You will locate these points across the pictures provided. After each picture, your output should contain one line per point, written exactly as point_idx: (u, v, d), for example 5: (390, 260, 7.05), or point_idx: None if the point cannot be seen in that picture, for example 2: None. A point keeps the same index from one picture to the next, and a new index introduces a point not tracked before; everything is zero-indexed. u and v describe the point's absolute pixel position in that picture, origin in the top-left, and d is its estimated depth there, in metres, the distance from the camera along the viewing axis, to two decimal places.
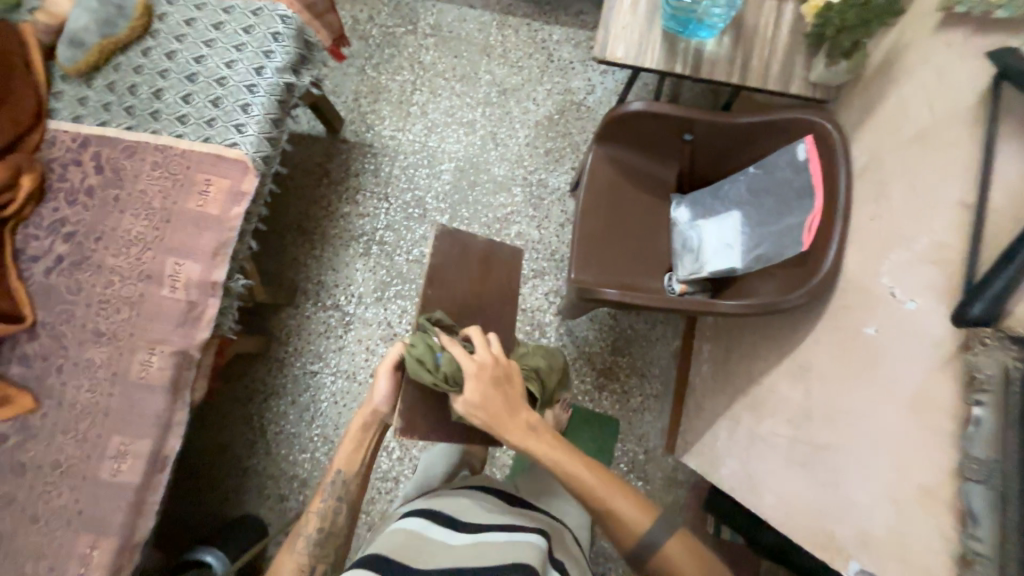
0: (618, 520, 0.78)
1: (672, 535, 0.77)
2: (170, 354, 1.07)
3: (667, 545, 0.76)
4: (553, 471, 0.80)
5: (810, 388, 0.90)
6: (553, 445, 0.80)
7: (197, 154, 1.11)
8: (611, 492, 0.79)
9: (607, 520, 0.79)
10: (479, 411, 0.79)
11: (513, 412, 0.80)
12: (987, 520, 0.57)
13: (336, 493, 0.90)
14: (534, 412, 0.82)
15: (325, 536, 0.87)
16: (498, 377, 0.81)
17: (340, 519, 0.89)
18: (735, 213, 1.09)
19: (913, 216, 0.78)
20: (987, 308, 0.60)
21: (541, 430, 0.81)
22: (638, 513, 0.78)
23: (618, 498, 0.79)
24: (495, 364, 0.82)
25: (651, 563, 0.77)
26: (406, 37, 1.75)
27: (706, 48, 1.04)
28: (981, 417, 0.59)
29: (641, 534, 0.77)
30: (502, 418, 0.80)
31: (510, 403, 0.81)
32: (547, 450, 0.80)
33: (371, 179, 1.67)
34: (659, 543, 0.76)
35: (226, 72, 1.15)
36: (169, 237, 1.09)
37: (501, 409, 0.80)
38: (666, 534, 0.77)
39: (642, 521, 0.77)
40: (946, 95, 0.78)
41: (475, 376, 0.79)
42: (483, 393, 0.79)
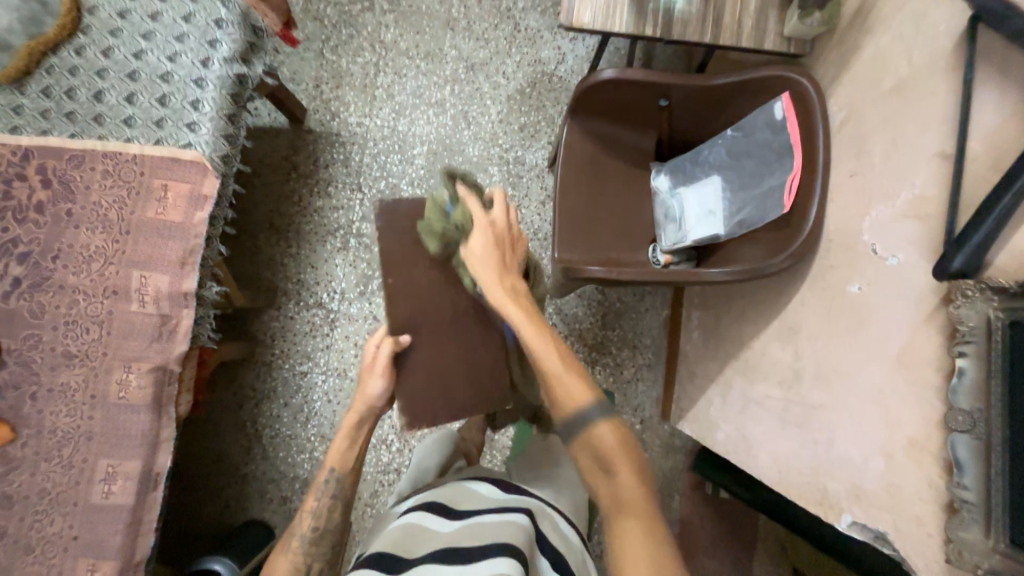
0: (596, 438, 0.73)
1: (604, 417, 0.74)
2: (148, 371, 1.03)
3: (597, 422, 0.74)
4: (522, 318, 0.82)
5: (798, 349, 0.91)
6: (530, 309, 0.84)
7: (150, 158, 1.04)
8: (567, 367, 0.79)
9: (554, 395, 0.78)
10: (478, 258, 0.86)
11: (502, 273, 0.86)
12: (973, 468, 0.58)
13: (331, 492, 0.89)
14: (524, 291, 0.87)
15: (320, 533, 0.86)
16: (505, 235, 0.89)
17: (335, 514, 0.88)
18: (716, 178, 1.08)
19: (893, 170, 0.77)
20: (968, 260, 0.59)
21: (524, 299, 0.85)
22: (581, 389, 0.77)
23: (601, 428, 0.74)
24: (507, 230, 0.90)
25: (583, 436, 0.74)
26: (363, 15, 1.65)
27: (676, 7, 1.00)
28: (966, 368, 0.59)
29: (579, 407, 0.75)
30: (495, 266, 0.86)
31: (505, 263, 0.87)
32: (520, 314, 0.82)
33: (342, 170, 1.60)
34: (594, 420, 0.74)
35: (170, 67, 1.07)
36: (132, 250, 1.04)
37: (495, 269, 0.86)
38: (598, 412, 0.74)
39: (584, 393, 0.76)
40: (923, 41, 0.76)
41: (485, 226, 0.87)
42: (482, 232, 0.87)
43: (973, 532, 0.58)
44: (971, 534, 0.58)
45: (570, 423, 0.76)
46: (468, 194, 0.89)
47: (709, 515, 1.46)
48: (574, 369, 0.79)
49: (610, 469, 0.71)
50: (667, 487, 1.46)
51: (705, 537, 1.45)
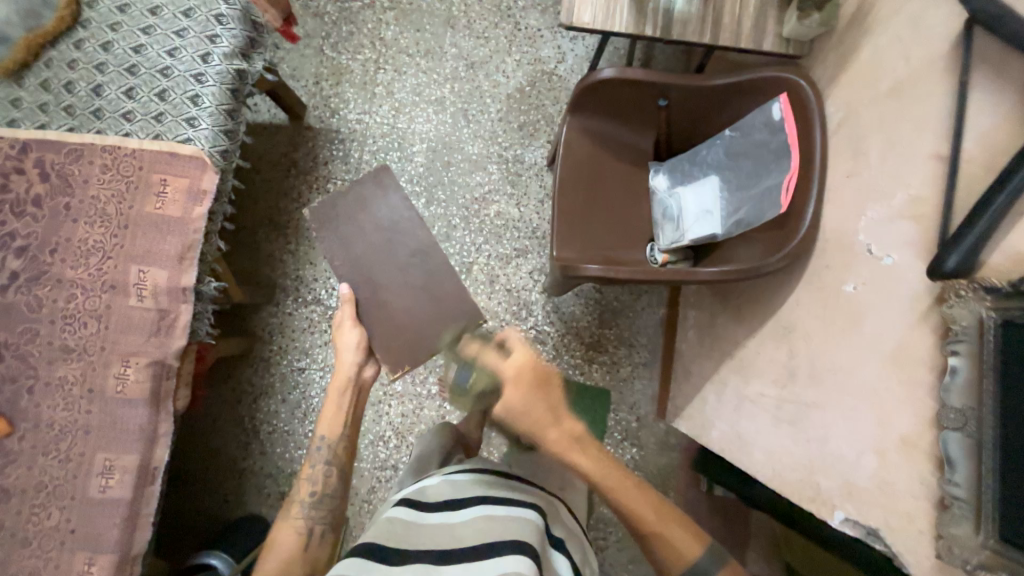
0: (665, 535, 0.82)
1: (721, 567, 0.81)
2: (146, 365, 1.03)
3: (717, 569, 0.80)
4: (591, 468, 0.86)
5: (794, 348, 0.92)
6: (606, 466, 0.87)
7: (150, 152, 1.05)
8: (644, 504, 0.84)
9: (665, 548, 0.82)
10: (527, 417, 0.89)
11: (557, 418, 0.89)
12: (964, 465, 0.59)
13: (324, 459, 0.97)
14: (580, 426, 0.91)
15: (318, 498, 0.92)
16: (537, 374, 0.91)
17: (329, 481, 0.95)
18: (714, 178, 1.09)
19: (889, 172, 0.78)
20: (962, 260, 0.59)
21: (603, 453, 0.89)
22: (681, 536, 0.83)
23: (673, 527, 0.83)
24: (535, 364, 0.92)
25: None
26: (364, 12, 1.65)
27: (676, 8, 1.00)
28: (958, 366, 0.60)
29: (694, 559, 0.81)
30: (545, 417, 0.89)
31: (552, 410, 0.88)
32: (600, 472, 0.86)
33: (341, 167, 1.60)
34: (710, 566, 0.80)
35: (169, 61, 1.07)
36: (131, 244, 1.04)
37: (546, 414, 0.88)
38: (717, 562, 0.81)
39: (693, 544, 0.82)
40: (920, 43, 0.76)
41: (513, 381, 0.90)
42: (522, 376, 0.90)
43: (964, 528, 0.59)
44: (962, 530, 0.59)
45: (689, 570, 0.81)
46: (513, 338, 0.95)
47: (704, 513, 1.46)
48: (634, 480, 0.86)
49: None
50: (663, 485, 1.47)
51: None
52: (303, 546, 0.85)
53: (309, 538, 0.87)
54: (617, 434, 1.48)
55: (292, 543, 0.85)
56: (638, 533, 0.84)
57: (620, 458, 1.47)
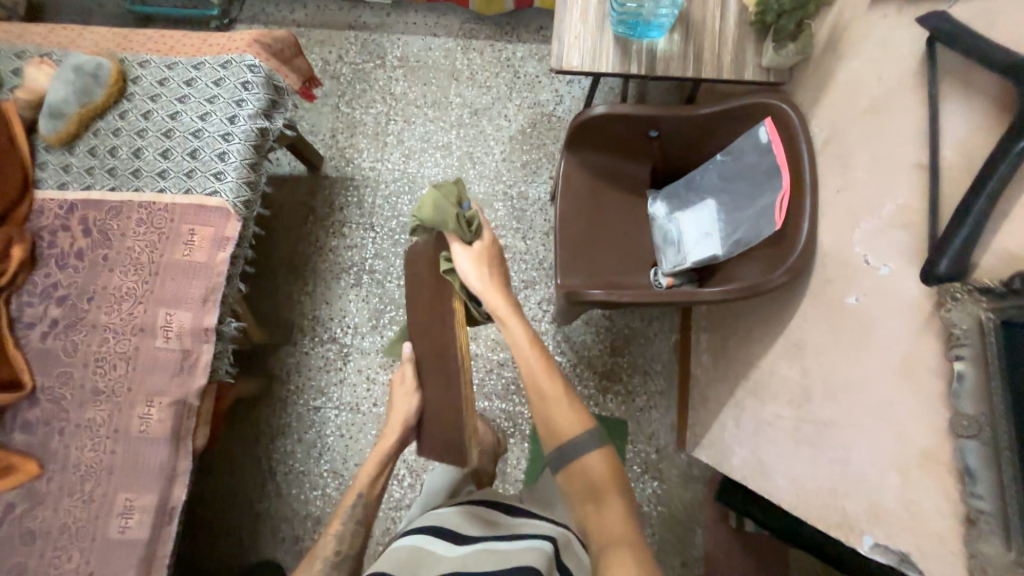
0: (557, 415, 0.78)
1: (600, 449, 0.74)
2: (168, 405, 1.08)
3: (587, 452, 0.74)
4: (530, 351, 0.84)
5: (805, 365, 0.90)
6: (545, 360, 0.84)
7: (180, 205, 1.14)
8: (557, 395, 0.80)
9: (546, 424, 0.79)
10: (476, 275, 0.91)
11: (516, 311, 0.89)
12: (984, 475, 0.57)
13: (354, 518, 0.88)
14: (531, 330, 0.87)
15: (342, 558, 0.85)
16: (493, 253, 0.93)
17: (354, 540, 0.87)
18: (710, 202, 1.11)
19: (876, 185, 0.79)
20: (953, 263, 0.60)
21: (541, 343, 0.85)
22: (571, 420, 0.77)
23: (567, 405, 0.79)
24: (498, 267, 0.94)
25: (572, 469, 0.74)
26: (376, 71, 1.80)
27: (658, 47, 1.07)
28: (964, 372, 0.58)
29: (569, 436, 0.76)
30: (490, 287, 0.90)
31: (503, 294, 0.91)
32: (532, 349, 0.85)
33: (356, 211, 1.70)
34: (586, 450, 0.74)
35: (201, 124, 1.19)
36: (159, 290, 1.11)
37: (504, 299, 0.90)
38: (589, 443, 0.74)
39: (575, 424, 0.77)
40: (891, 63, 0.80)
41: (476, 254, 0.92)
42: (490, 248, 0.93)
43: (995, 545, 0.56)
44: (993, 547, 0.56)
45: (561, 453, 0.75)
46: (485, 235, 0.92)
47: (735, 551, 1.38)
48: (555, 372, 0.82)
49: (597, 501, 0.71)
50: (689, 521, 1.39)
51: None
52: None
53: None
54: (636, 467, 1.43)
55: None
56: (537, 401, 0.81)
57: (641, 492, 1.41)
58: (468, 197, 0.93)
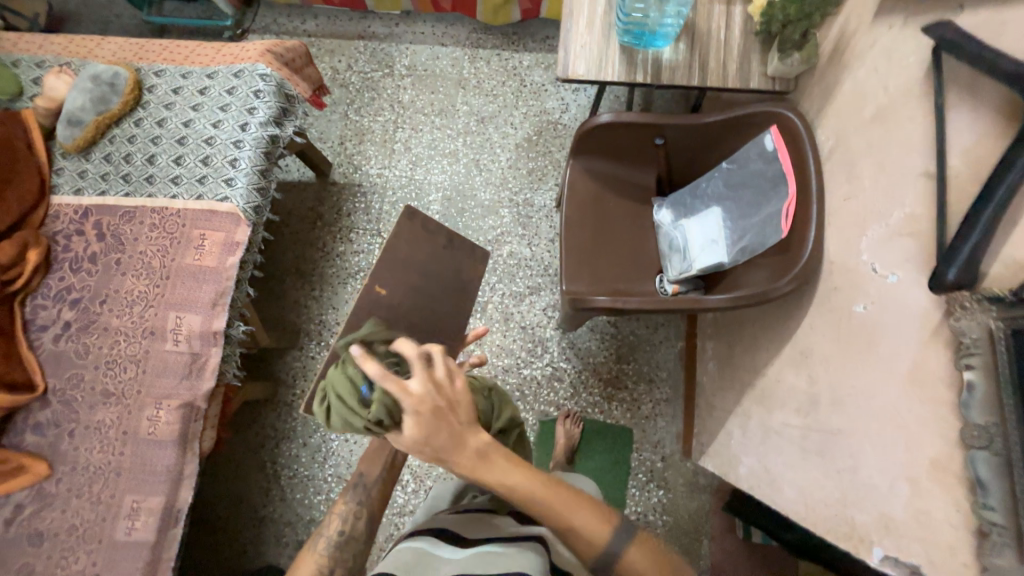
0: (578, 539, 0.66)
1: (630, 546, 0.67)
2: (176, 408, 1.09)
3: (626, 553, 0.66)
4: (504, 479, 0.63)
5: (812, 374, 0.89)
6: (514, 467, 0.64)
7: (192, 211, 1.16)
8: (570, 506, 0.66)
9: (571, 539, 0.66)
10: (422, 451, 0.60)
11: (457, 441, 0.61)
12: (996, 486, 0.56)
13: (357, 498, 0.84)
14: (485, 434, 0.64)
15: (345, 540, 0.79)
16: (443, 397, 0.61)
17: (360, 524, 0.80)
18: (716, 209, 1.11)
19: (883, 193, 0.79)
20: (961, 271, 0.59)
21: (495, 453, 0.64)
22: (597, 526, 0.66)
23: (583, 512, 0.66)
24: (436, 394, 0.61)
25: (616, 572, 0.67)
26: (384, 80, 1.83)
27: (664, 56, 1.08)
28: (974, 381, 0.58)
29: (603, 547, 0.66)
30: (444, 436, 0.60)
31: (457, 435, 0.61)
32: (506, 476, 0.63)
33: (363, 217, 1.71)
34: (622, 554, 0.66)
35: (213, 132, 1.21)
36: (170, 293, 1.13)
37: (445, 438, 0.60)
38: (624, 545, 0.67)
39: (601, 530, 0.66)
40: (896, 72, 0.80)
41: (413, 411, 0.59)
42: (426, 410, 0.59)
43: (1008, 558, 0.55)
44: (1006, 560, 0.55)
45: (599, 560, 0.66)
46: (366, 365, 0.61)
47: (742, 562, 1.36)
48: (549, 481, 0.65)
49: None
50: (695, 531, 1.38)
51: None
52: None
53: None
54: (641, 475, 1.42)
55: None
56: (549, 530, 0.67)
57: (646, 500, 1.40)
58: (365, 377, 0.69)
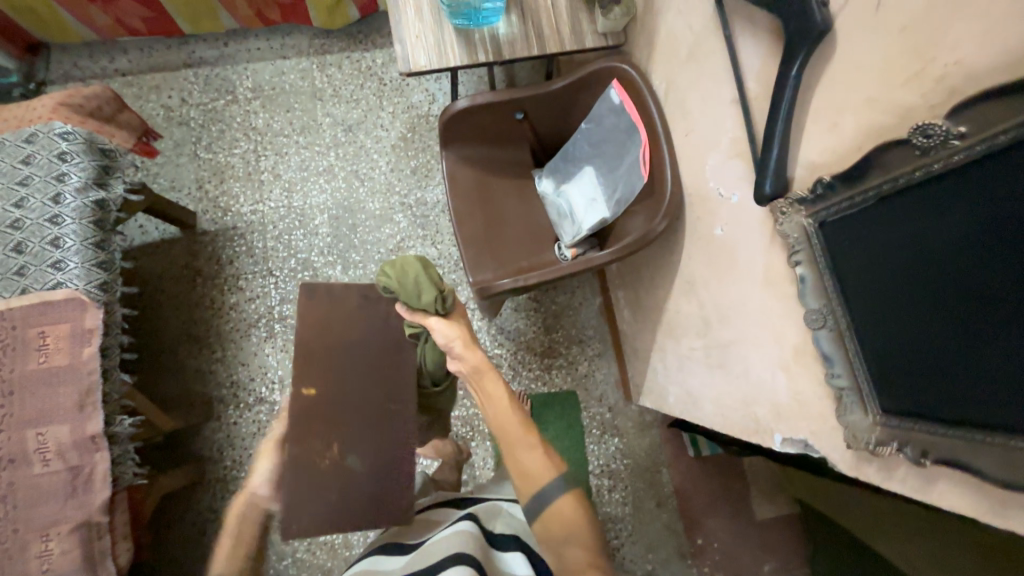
0: (527, 470, 0.80)
1: (565, 493, 0.76)
2: (69, 532, 0.95)
3: (556, 500, 0.75)
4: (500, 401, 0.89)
5: (700, 298, 0.98)
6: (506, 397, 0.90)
7: (20, 309, 0.98)
8: (523, 443, 0.82)
9: (520, 472, 0.81)
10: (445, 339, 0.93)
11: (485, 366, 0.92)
12: (837, 356, 0.64)
13: None
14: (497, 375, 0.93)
15: None
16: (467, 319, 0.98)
17: None
18: (588, 168, 1.16)
19: (711, 124, 0.86)
20: (774, 183, 0.67)
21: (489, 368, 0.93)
22: (542, 466, 0.79)
23: (531, 451, 0.82)
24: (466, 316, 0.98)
25: (546, 513, 0.76)
26: (229, 108, 1.66)
27: (499, 32, 1.08)
28: (804, 274, 0.66)
29: (541, 484, 0.77)
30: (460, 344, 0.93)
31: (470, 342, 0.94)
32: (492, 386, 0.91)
33: (248, 260, 1.57)
34: (553, 496, 0.76)
35: (19, 213, 1.03)
36: (20, 410, 0.96)
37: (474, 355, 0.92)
38: (562, 486, 0.77)
39: (545, 472, 0.79)
40: (696, 10, 0.87)
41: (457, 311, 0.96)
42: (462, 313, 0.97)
43: (856, 414, 0.63)
44: (856, 416, 0.63)
45: (534, 501, 0.77)
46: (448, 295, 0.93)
47: (700, 478, 1.48)
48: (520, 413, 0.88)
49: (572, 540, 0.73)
50: (653, 464, 1.48)
51: (703, 501, 1.46)
52: None
53: None
54: (596, 430, 1.49)
55: None
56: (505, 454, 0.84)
57: (605, 452, 1.48)
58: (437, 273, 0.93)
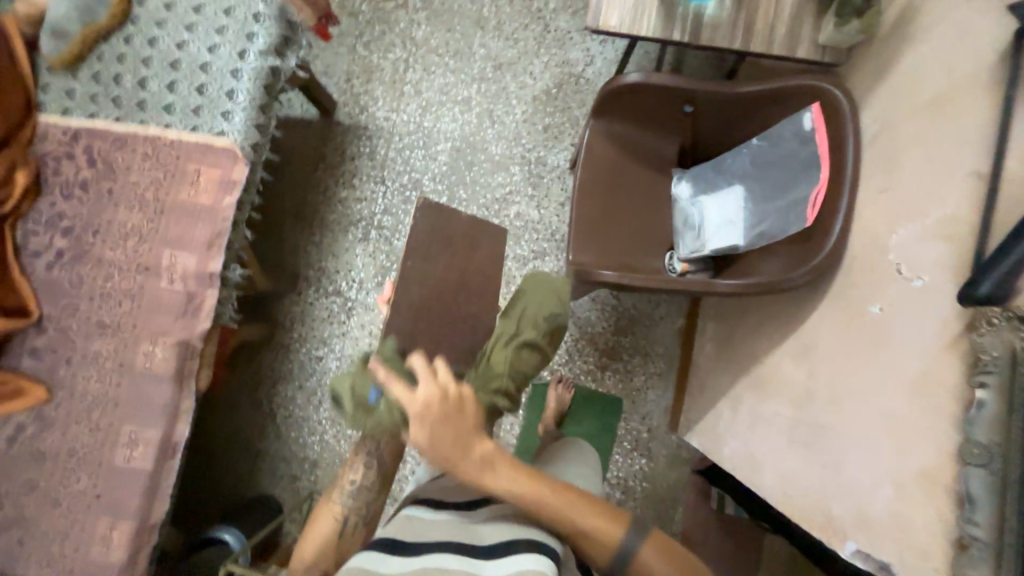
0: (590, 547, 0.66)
1: (646, 542, 0.66)
2: (172, 345, 1.09)
3: (639, 552, 0.65)
4: (512, 492, 0.67)
5: (812, 367, 0.88)
6: (511, 473, 0.67)
7: (186, 143, 1.10)
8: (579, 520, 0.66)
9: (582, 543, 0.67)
10: (430, 458, 0.67)
11: (459, 448, 0.67)
12: (985, 504, 0.57)
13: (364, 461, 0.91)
14: (491, 444, 0.69)
15: (359, 490, 0.88)
16: (449, 411, 0.68)
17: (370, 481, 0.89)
18: (738, 188, 1.05)
19: (924, 191, 0.75)
20: (996, 286, 0.57)
21: (500, 463, 0.67)
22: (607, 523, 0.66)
23: (590, 533, 0.66)
24: (442, 405, 0.68)
25: (631, 574, 0.66)
26: (396, 12, 1.68)
27: (707, 12, 0.98)
28: (985, 400, 0.58)
29: (616, 554, 0.65)
30: (450, 453, 0.67)
31: (460, 440, 0.67)
32: (510, 491, 0.66)
33: (367, 162, 1.64)
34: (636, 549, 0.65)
35: (209, 58, 1.12)
36: (164, 229, 1.09)
37: (452, 450, 0.67)
38: (636, 538, 0.66)
39: (613, 530, 0.66)
40: (966, 55, 0.73)
41: (418, 418, 0.67)
42: (429, 423, 0.67)
43: (981, 571, 0.57)
44: (979, 573, 0.57)
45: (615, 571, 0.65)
46: (390, 380, 0.71)
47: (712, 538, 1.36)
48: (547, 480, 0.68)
49: None
50: (671, 499, 1.44)
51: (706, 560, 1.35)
52: (339, 535, 0.83)
53: (345, 528, 0.84)
54: (627, 443, 1.46)
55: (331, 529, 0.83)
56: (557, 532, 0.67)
57: (629, 467, 1.45)
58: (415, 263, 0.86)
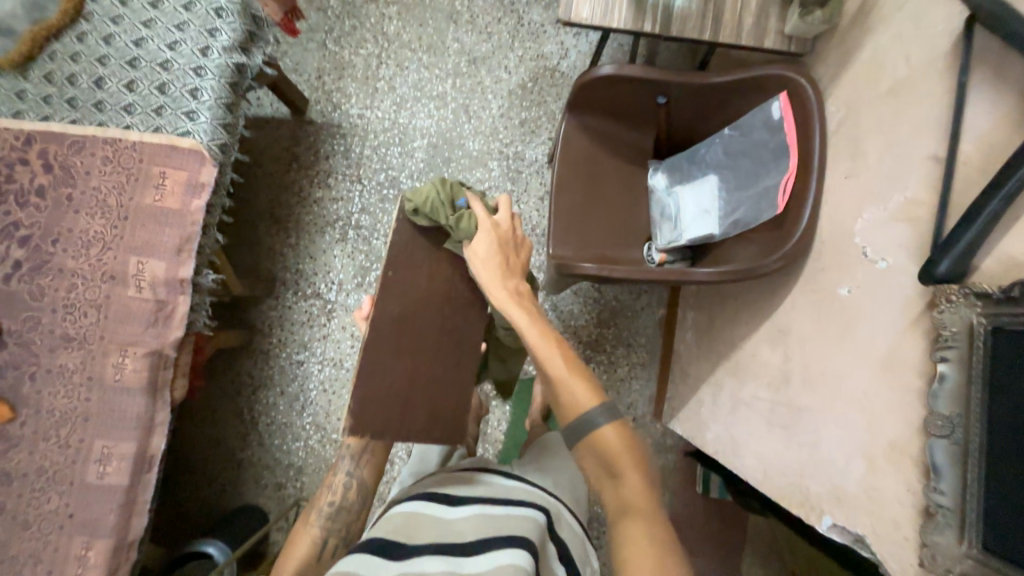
0: (564, 391, 0.72)
1: (610, 423, 0.68)
2: (143, 356, 1.05)
3: (602, 428, 0.68)
4: (523, 320, 0.79)
5: (787, 350, 0.91)
6: (528, 315, 0.80)
7: (150, 144, 1.05)
8: (562, 372, 0.73)
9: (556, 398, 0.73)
10: (479, 269, 0.83)
11: (503, 278, 0.83)
12: (949, 472, 0.60)
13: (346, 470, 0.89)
14: (524, 290, 0.83)
15: (336, 510, 0.86)
16: (507, 241, 0.87)
17: (350, 495, 0.88)
18: (712, 177, 1.07)
19: (886, 176, 0.77)
20: (954, 265, 0.61)
21: (527, 299, 0.82)
22: (583, 387, 0.71)
23: (572, 380, 0.72)
24: (502, 231, 0.86)
25: (586, 446, 0.68)
26: (367, 6, 1.65)
27: (676, 4, 0.99)
28: (946, 373, 0.61)
29: (580, 415, 0.69)
30: (495, 272, 0.83)
31: (507, 263, 0.85)
32: (524, 317, 0.79)
33: (342, 161, 1.61)
34: (596, 424, 0.68)
35: (170, 55, 1.08)
36: (130, 236, 1.05)
37: (496, 271, 0.83)
38: (603, 417, 0.68)
39: (585, 394, 0.70)
40: (922, 43, 0.75)
41: (489, 232, 0.84)
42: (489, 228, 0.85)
43: (947, 537, 0.60)
44: (945, 538, 0.60)
45: (573, 430, 0.69)
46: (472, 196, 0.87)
47: (698, 516, 1.44)
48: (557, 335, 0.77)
49: (617, 481, 0.66)
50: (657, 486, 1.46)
51: (694, 537, 1.43)
52: (317, 558, 0.81)
53: (324, 550, 0.82)
54: None
55: (309, 554, 0.80)
56: (542, 375, 0.75)
57: None
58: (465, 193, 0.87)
